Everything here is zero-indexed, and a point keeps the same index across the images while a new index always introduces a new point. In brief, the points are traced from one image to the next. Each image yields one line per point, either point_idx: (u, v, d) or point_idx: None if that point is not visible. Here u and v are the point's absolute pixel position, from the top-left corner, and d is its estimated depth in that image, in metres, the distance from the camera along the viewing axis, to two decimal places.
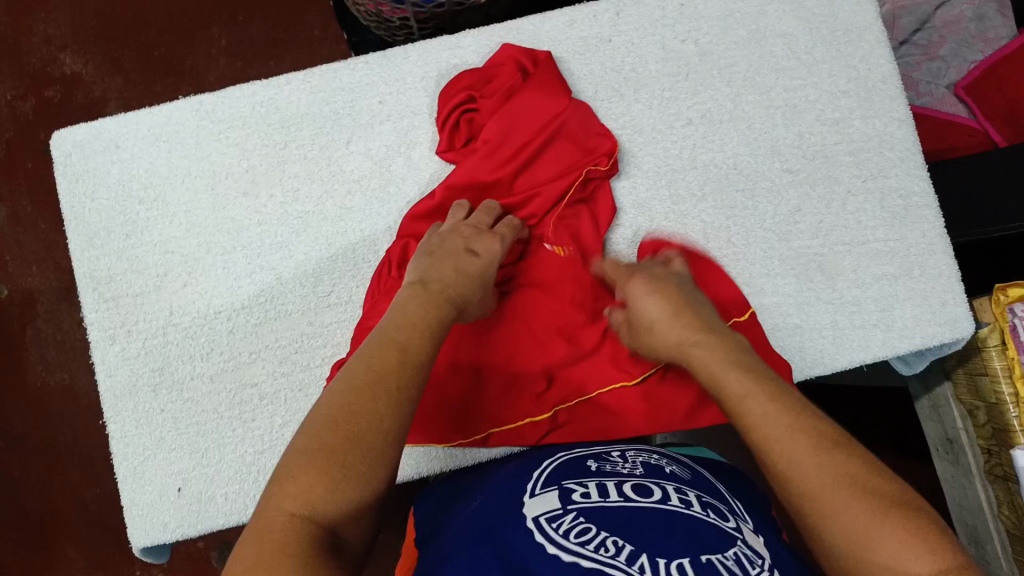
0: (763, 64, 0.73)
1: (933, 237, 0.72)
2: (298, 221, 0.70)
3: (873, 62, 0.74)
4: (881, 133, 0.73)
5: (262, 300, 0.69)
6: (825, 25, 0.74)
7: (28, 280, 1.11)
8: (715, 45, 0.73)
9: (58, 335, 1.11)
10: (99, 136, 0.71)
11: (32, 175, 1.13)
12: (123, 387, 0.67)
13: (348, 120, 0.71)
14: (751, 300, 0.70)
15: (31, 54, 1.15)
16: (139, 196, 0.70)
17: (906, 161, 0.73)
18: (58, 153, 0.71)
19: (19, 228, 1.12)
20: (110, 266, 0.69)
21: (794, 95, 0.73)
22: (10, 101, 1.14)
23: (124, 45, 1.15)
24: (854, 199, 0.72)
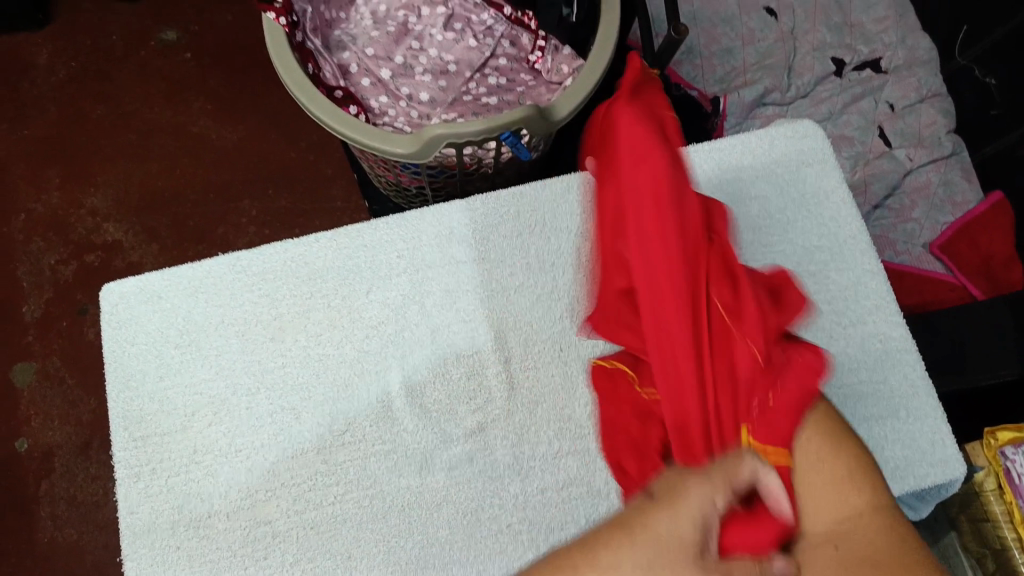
0: (743, 223, 0.81)
1: (915, 379, 0.76)
2: (319, 364, 0.76)
3: (843, 221, 0.81)
4: (856, 283, 0.79)
5: (281, 439, 0.73)
6: (796, 189, 0.82)
7: (50, 435, 1.17)
8: None
9: (71, 489, 1.14)
10: (142, 289, 0.79)
11: (65, 334, 1.22)
12: (143, 525, 0.70)
13: (368, 274, 0.79)
14: None
15: (76, 224, 1.26)
16: (175, 341, 0.77)
17: (882, 309, 0.78)
18: (104, 304, 0.78)
19: (48, 384, 1.19)
20: (142, 407, 0.75)
21: (772, 251, 0.80)
22: (53, 266, 1.25)
23: (162, 215, 1.27)
24: (835, 343, 0.77)
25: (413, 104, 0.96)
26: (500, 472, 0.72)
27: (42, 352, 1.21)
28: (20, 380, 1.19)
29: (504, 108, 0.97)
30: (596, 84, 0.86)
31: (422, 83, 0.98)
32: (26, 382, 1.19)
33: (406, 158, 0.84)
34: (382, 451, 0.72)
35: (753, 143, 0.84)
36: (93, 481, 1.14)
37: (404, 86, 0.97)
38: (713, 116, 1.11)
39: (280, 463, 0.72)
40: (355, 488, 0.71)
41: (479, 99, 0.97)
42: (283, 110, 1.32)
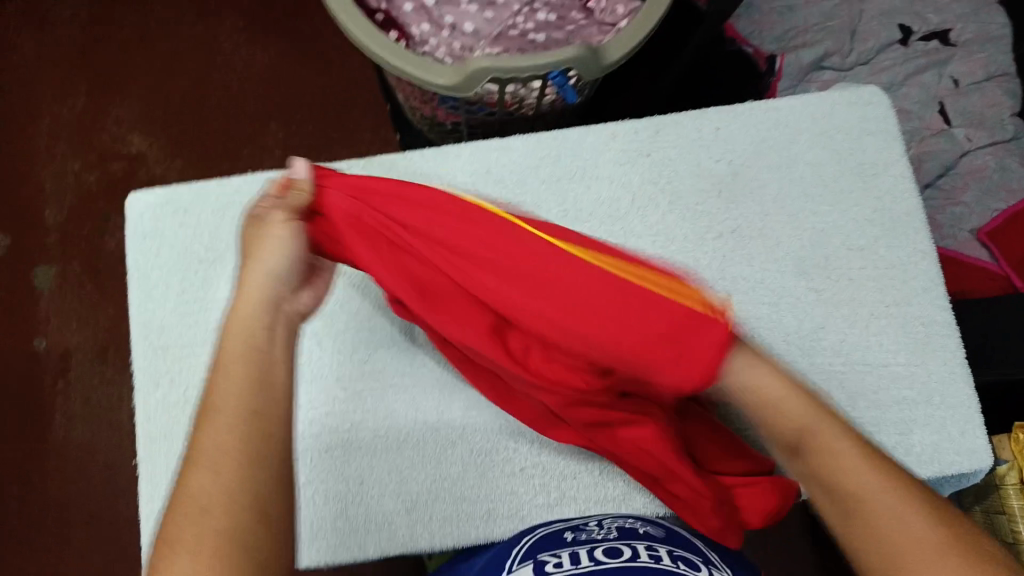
0: (793, 189, 0.78)
1: (953, 365, 0.74)
2: (344, 291, 0.74)
3: (897, 197, 0.78)
4: (904, 262, 0.76)
5: (301, 362, 0.72)
6: (853, 159, 0.79)
7: (67, 339, 1.17)
8: (747, 168, 0.78)
9: (86, 392, 1.15)
10: (169, 200, 0.77)
11: (86, 240, 1.21)
12: (159, 433, 0.70)
13: None
14: None
15: (102, 132, 1.25)
16: (199, 256, 0.76)
17: (928, 291, 0.76)
18: (129, 212, 0.77)
19: (68, 288, 1.19)
20: (164, 318, 0.74)
21: (821, 220, 0.77)
22: (77, 172, 1.23)
23: (191, 130, 1.25)
24: (876, 321, 0.75)
25: (456, 36, 0.93)
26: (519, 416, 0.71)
27: (62, 257, 1.20)
28: (40, 283, 1.19)
29: (551, 47, 0.94)
30: (652, 30, 0.82)
31: (467, 14, 0.93)
32: (46, 286, 1.19)
33: (447, 90, 0.80)
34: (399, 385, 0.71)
35: (812, 107, 0.80)
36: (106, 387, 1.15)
37: (448, 14, 0.93)
38: (767, 76, 1.08)
39: (296, 385, 0.71)
40: (372, 419, 0.70)
41: (527, 35, 0.93)
42: (321, 33, 1.29)
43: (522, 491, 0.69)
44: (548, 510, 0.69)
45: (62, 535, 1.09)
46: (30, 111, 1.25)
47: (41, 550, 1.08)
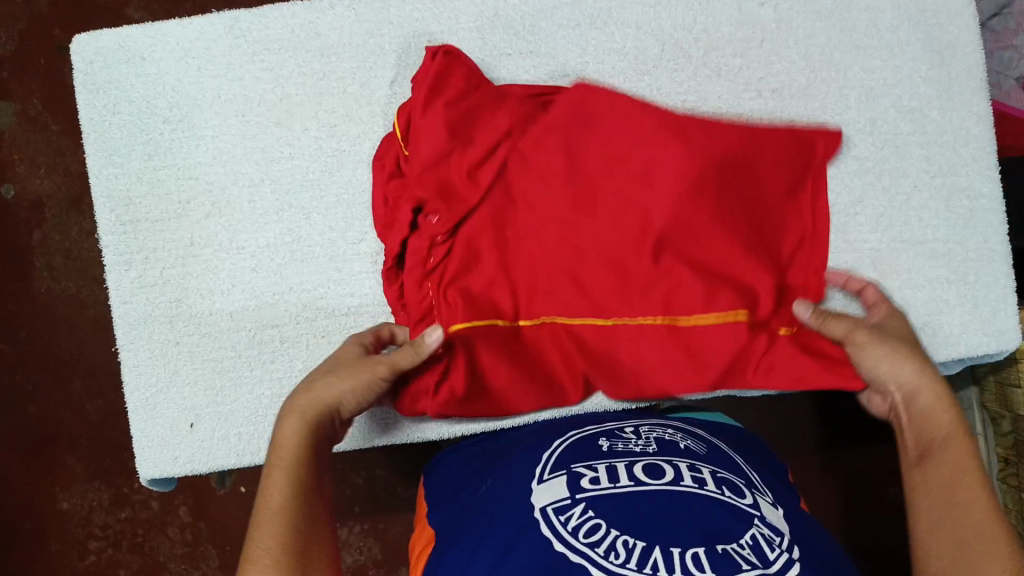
0: (844, 40, 0.67)
1: (994, 243, 0.68)
2: (332, 159, 0.66)
3: (960, 50, 0.68)
4: (956, 127, 0.68)
5: (288, 239, 0.66)
6: (914, 3, 0.68)
7: (38, 185, 1.09)
8: (795, 13, 0.67)
9: (66, 243, 1.09)
10: (123, 46, 0.67)
11: (46, 73, 1.09)
12: (137, 317, 0.65)
13: (395, 58, 0.67)
14: None
15: None
16: (163, 116, 0.66)
17: (979, 161, 0.68)
18: (78, 61, 0.66)
19: (31, 128, 1.09)
20: (130, 187, 0.66)
21: (871, 77, 0.67)
22: None
23: None
24: (918, 194, 0.68)
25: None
26: None
27: (20, 93, 1.09)
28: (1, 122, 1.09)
29: None
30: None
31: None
32: (8, 124, 1.09)
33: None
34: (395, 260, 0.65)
35: None
36: (87, 238, 1.08)
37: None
38: None
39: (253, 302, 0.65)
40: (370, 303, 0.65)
41: None
42: None
43: None
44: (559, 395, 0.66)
45: (57, 387, 1.07)
46: None
47: (39, 403, 1.07)
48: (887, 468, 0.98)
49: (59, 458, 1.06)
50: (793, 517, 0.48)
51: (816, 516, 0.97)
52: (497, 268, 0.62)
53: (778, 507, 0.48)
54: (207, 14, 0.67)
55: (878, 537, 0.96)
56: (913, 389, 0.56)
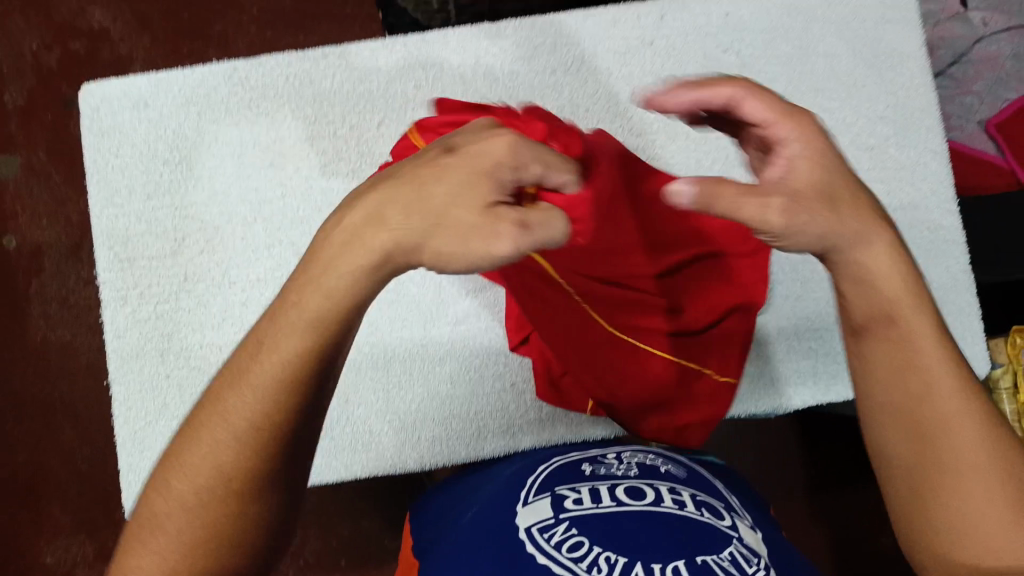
0: (804, 82, 0.72)
1: (956, 272, 0.71)
2: (322, 198, 0.70)
3: (914, 91, 0.72)
4: (914, 163, 0.72)
5: (278, 275, 0.68)
6: (869, 48, 0.73)
7: (38, 234, 1.12)
8: (757, 58, 0.72)
9: (63, 291, 1.11)
10: (126, 93, 0.70)
11: (51, 127, 1.13)
12: (129, 351, 0.67)
13: (382, 103, 0.71)
14: (769, 321, 0.69)
15: (59, 6, 1.14)
16: (163, 159, 0.70)
17: (937, 195, 0.72)
18: (85, 106, 0.70)
19: (34, 179, 1.12)
20: (129, 226, 0.69)
21: (831, 117, 0.71)
22: (35, 51, 1.14)
23: (153, 3, 1.14)
24: None
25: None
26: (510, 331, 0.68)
27: (26, 145, 1.13)
28: (5, 174, 1.12)
29: None
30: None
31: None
32: (12, 176, 1.12)
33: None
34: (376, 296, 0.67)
35: None
36: (86, 284, 1.11)
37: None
38: None
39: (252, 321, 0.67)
40: (356, 335, 0.67)
41: None
42: None
43: (511, 406, 0.67)
44: (538, 426, 0.67)
45: (48, 434, 1.08)
46: None
47: (29, 447, 1.08)
48: (866, 503, 0.99)
49: (47, 505, 1.07)
50: (770, 540, 0.49)
51: (806, 554, 0.97)
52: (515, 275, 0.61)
53: (756, 528, 0.50)
54: (206, 63, 0.71)
55: (862, 572, 0.98)
56: (876, 281, 0.46)
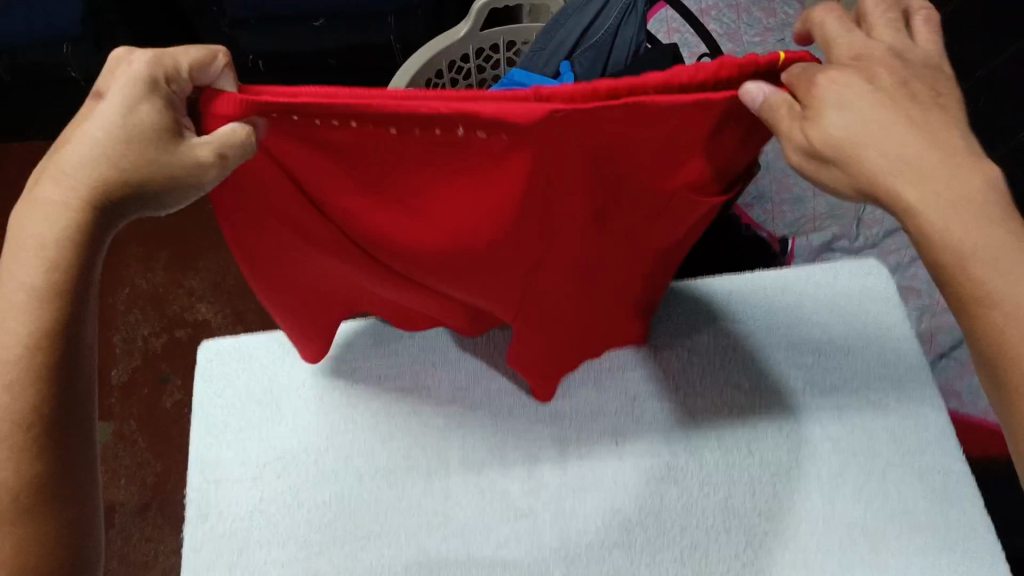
0: (802, 344, 0.84)
1: (973, 515, 0.74)
2: (386, 432, 0.80)
3: (901, 352, 0.83)
4: (914, 414, 0.79)
5: (340, 499, 0.77)
6: (856, 319, 0.86)
7: (114, 494, 1.22)
8: (758, 325, 0.85)
9: (123, 549, 1.19)
10: (239, 348, 0.84)
11: (145, 399, 1.30)
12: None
13: (442, 353, 0.85)
14: (794, 556, 0.73)
15: (173, 304, 1.38)
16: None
17: (940, 442, 0.78)
18: (200, 357, 0.84)
19: (122, 444, 1.26)
20: (219, 454, 0.79)
21: (831, 374, 0.82)
22: (146, 337, 1.35)
23: (250, 300, 1.38)
24: (893, 470, 0.76)
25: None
26: (547, 557, 0.74)
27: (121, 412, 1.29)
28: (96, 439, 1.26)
29: None
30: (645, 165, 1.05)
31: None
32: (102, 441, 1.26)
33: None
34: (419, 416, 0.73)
35: (816, 273, 0.89)
36: (145, 543, 1.19)
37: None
38: (780, 257, 1.10)
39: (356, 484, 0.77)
40: (405, 555, 0.74)
41: None
42: None
43: None
44: None
45: None
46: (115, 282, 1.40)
47: None
48: None
49: None
50: None
51: None
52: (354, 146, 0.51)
53: None
54: None
55: None
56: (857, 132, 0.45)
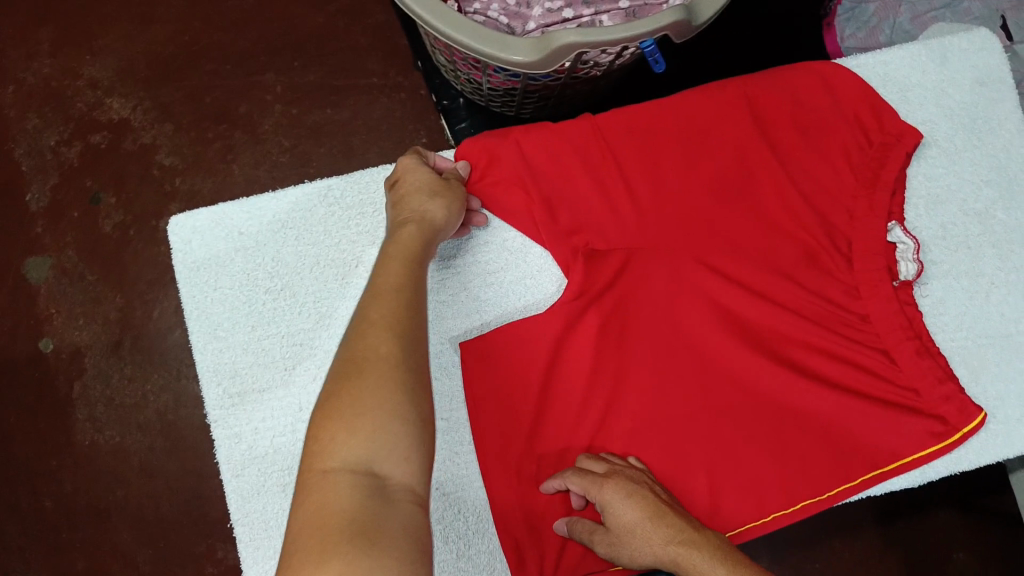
0: (925, 162, 0.75)
1: None
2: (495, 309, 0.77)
3: (1013, 152, 0.75)
4: (979, 180, 0.75)
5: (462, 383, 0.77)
6: (966, 113, 0.75)
7: (75, 337, 1.18)
8: (936, 151, 0.75)
9: (106, 392, 1.17)
10: (220, 222, 0.70)
11: (79, 224, 1.22)
12: (249, 489, 0.66)
13: None
14: (830, 423, 0.70)
15: (78, 99, 1.25)
16: (264, 286, 0.69)
17: (1014, 213, 0.74)
18: (175, 237, 0.70)
19: (66, 280, 1.20)
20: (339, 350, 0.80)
21: (961, 161, 0.75)
22: (55, 146, 1.24)
23: (173, 91, 1.26)
24: (1005, 225, 0.74)
25: (648, 5, 0.81)
26: None
27: (64, 323, 1.19)
28: (36, 276, 1.20)
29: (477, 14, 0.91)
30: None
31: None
32: (43, 278, 1.20)
33: (524, 68, 0.71)
34: (518, 267, 0.72)
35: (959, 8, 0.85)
36: (129, 383, 1.17)
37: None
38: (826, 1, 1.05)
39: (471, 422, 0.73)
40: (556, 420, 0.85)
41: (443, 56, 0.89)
42: None
43: None
44: None
45: (107, 536, 1.13)
46: (38, 77, 1.25)
47: (87, 559, 1.13)
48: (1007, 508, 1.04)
49: None
50: None
51: None
52: (523, 374, 0.69)
53: None
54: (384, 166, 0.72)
55: None
56: (639, 536, 0.60)
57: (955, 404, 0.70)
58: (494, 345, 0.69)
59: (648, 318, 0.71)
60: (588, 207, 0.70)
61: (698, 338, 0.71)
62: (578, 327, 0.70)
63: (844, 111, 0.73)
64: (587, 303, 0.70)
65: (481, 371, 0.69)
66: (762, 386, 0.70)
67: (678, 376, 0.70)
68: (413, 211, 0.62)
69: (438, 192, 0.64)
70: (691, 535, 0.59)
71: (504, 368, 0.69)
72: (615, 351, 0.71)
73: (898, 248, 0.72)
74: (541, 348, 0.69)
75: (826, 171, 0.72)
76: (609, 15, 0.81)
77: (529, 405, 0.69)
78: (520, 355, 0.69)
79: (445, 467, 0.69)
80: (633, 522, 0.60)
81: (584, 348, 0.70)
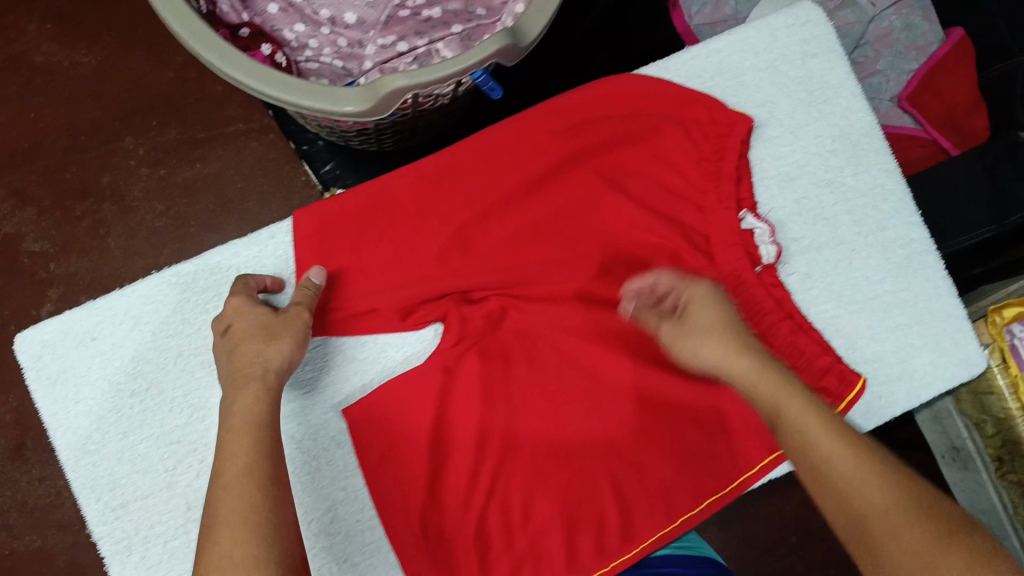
0: (770, 142, 0.76)
1: (936, 281, 0.75)
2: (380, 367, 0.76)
3: (853, 117, 0.76)
4: (824, 151, 0.76)
5: None
6: (802, 87, 0.76)
7: None
8: (779, 130, 0.76)
9: None
10: (70, 331, 0.67)
11: None
12: None
13: None
14: (722, 417, 0.71)
15: None
16: (129, 389, 0.66)
17: (862, 177, 0.76)
18: (25, 355, 0.66)
19: None
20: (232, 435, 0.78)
21: (804, 135, 0.76)
22: None
23: (29, 174, 1.20)
24: (855, 191, 0.76)
25: (481, 26, 0.79)
26: None
27: None
28: None
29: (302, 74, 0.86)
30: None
31: (504, 6, 0.79)
32: None
33: (359, 117, 0.69)
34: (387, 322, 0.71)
35: None
36: None
37: (324, 8, 0.78)
38: None
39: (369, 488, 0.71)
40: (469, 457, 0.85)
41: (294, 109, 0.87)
42: (74, 56, 1.22)
43: None
44: None
45: None
46: None
47: None
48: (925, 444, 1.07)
49: None
50: None
51: None
52: (408, 429, 0.68)
53: None
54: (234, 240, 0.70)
55: None
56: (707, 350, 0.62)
57: (835, 374, 0.72)
58: (374, 406, 0.67)
59: (526, 347, 0.71)
60: (446, 250, 0.70)
61: (579, 357, 0.71)
62: (458, 370, 0.69)
63: (686, 108, 0.72)
64: (465, 346, 0.70)
65: (366, 433, 0.67)
66: (651, 393, 0.70)
67: (567, 398, 0.70)
68: (252, 364, 0.60)
69: (276, 333, 0.61)
70: (756, 359, 0.60)
71: (388, 425, 0.68)
72: (500, 386, 0.69)
73: (754, 233, 0.73)
74: (422, 399, 0.68)
75: (672, 174, 0.73)
76: (444, 42, 0.79)
77: (418, 460, 0.67)
78: (403, 409, 0.68)
79: (347, 539, 0.66)
80: (705, 325, 0.63)
81: (466, 390, 0.69)
